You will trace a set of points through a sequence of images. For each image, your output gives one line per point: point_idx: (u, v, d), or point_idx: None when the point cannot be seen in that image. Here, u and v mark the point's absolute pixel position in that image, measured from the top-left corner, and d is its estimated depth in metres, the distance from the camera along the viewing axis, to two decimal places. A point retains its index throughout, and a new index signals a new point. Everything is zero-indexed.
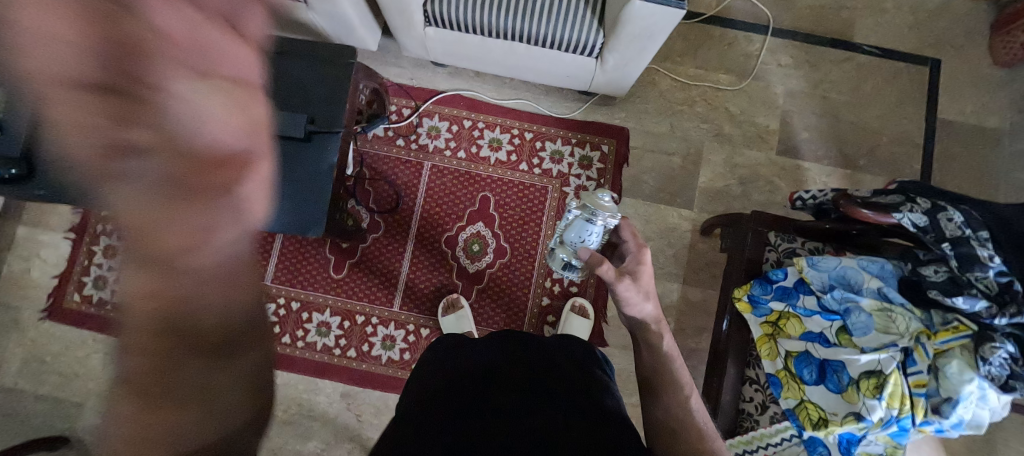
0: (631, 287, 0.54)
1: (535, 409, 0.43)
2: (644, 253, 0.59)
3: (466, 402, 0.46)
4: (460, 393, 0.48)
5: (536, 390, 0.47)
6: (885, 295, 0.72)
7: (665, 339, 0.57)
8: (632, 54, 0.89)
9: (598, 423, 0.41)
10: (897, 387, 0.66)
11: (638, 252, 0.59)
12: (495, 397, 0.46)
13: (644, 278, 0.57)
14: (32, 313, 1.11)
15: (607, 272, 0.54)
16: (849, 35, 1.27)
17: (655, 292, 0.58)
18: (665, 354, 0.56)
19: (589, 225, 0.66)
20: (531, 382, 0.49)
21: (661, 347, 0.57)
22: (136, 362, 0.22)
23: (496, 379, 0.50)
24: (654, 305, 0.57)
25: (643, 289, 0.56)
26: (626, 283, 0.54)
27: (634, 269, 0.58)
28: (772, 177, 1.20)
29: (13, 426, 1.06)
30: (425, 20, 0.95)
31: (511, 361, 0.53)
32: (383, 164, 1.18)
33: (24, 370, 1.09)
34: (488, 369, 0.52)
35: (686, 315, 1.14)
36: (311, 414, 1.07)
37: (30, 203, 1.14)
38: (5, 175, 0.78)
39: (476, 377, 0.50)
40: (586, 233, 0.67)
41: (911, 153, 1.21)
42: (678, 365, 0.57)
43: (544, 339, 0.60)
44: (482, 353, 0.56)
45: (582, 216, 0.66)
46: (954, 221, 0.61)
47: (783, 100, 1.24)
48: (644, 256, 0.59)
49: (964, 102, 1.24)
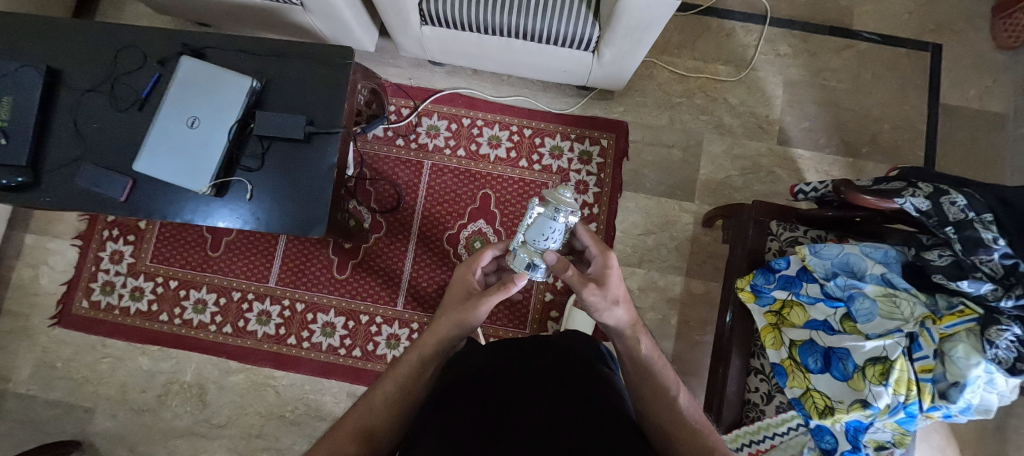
0: (596, 293, 0.51)
1: (538, 399, 0.45)
2: (610, 256, 0.55)
3: (471, 400, 0.46)
4: (466, 394, 0.49)
5: (539, 384, 0.48)
6: (889, 281, 0.71)
7: (643, 343, 0.55)
8: (628, 46, 0.89)
9: (597, 411, 0.42)
10: (903, 373, 0.65)
11: (603, 256, 0.55)
12: (500, 393, 0.48)
13: (611, 283, 0.53)
14: (42, 319, 1.12)
15: (572, 278, 0.52)
16: (848, 22, 1.26)
17: (627, 295, 0.54)
18: (646, 358, 0.54)
19: (553, 224, 0.50)
20: (535, 377, 0.50)
21: (639, 353, 0.54)
22: (368, 411, 0.48)
23: (498, 381, 0.51)
24: (626, 308, 0.53)
25: (611, 294, 0.52)
26: (592, 288, 0.51)
27: (602, 274, 0.54)
28: (774, 168, 1.19)
29: (25, 431, 1.08)
30: (420, 19, 0.95)
31: (511, 363, 0.55)
32: (383, 164, 1.19)
33: (35, 375, 1.10)
34: (494, 370, 0.53)
35: (690, 308, 1.14)
36: (318, 414, 1.08)
37: (37, 211, 1.15)
38: (12, 182, 0.78)
39: (482, 378, 0.52)
40: (548, 232, 0.51)
41: (914, 140, 1.20)
42: (661, 365, 0.55)
43: (551, 340, 0.61)
44: (489, 358, 0.57)
45: (545, 212, 0.50)
46: (957, 204, 0.60)
47: (782, 90, 1.23)
48: (612, 261, 0.55)
49: (966, 87, 1.22)
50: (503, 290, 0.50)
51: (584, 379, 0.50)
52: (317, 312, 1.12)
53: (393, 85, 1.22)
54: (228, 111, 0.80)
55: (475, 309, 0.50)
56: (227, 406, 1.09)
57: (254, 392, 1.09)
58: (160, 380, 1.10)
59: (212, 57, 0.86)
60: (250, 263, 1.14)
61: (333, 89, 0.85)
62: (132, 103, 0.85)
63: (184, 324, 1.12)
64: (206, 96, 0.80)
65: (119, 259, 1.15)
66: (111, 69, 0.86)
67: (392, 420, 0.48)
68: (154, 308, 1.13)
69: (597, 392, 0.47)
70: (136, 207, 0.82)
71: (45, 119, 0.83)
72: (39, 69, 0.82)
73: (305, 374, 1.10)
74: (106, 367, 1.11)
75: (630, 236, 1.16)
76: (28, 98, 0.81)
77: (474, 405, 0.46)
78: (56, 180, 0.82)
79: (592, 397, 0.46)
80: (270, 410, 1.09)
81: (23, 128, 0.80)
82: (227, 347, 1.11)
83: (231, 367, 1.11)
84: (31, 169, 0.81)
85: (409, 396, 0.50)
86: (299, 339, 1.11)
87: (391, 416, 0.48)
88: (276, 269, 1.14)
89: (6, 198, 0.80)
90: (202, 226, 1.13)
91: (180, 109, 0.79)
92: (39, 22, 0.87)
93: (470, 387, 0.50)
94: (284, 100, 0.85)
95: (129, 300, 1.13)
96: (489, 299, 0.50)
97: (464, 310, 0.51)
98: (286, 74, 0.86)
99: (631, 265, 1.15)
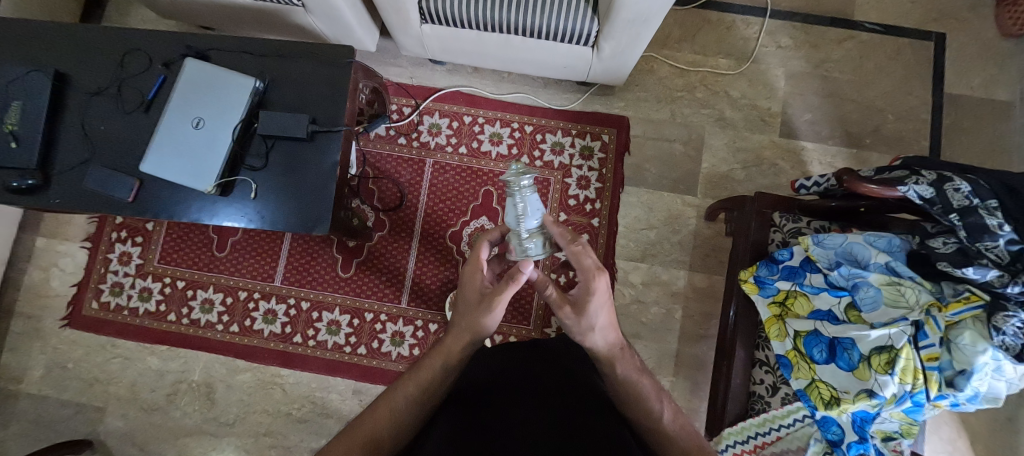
0: (570, 320, 0.45)
1: (534, 410, 0.48)
2: (597, 280, 0.45)
3: (474, 408, 0.49)
4: (468, 400, 0.51)
5: (539, 394, 0.51)
6: (893, 269, 0.71)
7: (623, 365, 0.49)
8: (627, 40, 0.89)
9: (588, 426, 0.45)
10: (909, 362, 0.64)
11: (587, 279, 0.45)
12: (497, 400, 0.50)
13: (592, 313, 0.45)
14: (54, 321, 1.14)
15: (551, 297, 0.47)
16: (849, 13, 1.26)
17: (611, 318, 0.47)
18: (626, 381, 0.49)
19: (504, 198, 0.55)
20: (531, 386, 0.53)
21: (616, 375, 0.49)
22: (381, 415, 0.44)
23: (496, 388, 0.53)
24: (610, 334, 0.48)
25: (587, 323, 0.45)
26: (567, 312, 0.46)
27: (583, 298, 0.45)
28: (776, 160, 1.19)
29: (38, 431, 1.10)
30: (420, 17, 0.95)
31: (512, 366, 0.57)
32: (386, 163, 1.19)
33: (47, 376, 1.12)
34: (501, 376, 0.55)
35: (694, 302, 1.13)
36: (324, 412, 1.09)
37: (47, 214, 1.17)
38: (22, 185, 0.80)
39: (489, 382, 0.55)
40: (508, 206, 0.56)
41: (918, 129, 1.19)
42: (643, 380, 0.50)
43: (548, 345, 0.63)
44: (487, 360, 0.59)
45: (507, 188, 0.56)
46: (961, 191, 0.59)
47: (783, 82, 1.23)
48: (598, 284, 0.45)
49: (971, 76, 1.21)
50: (512, 282, 0.45)
51: (575, 388, 0.53)
52: (322, 310, 1.13)
53: (394, 84, 1.22)
54: (232, 111, 0.81)
55: (492, 311, 0.46)
56: (235, 405, 1.10)
57: (262, 390, 1.11)
58: (169, 379, 1.12)
59: (216, 58, 0.87)
60: (256, 263, 1.15)
61: (334, 88, 0.86)
62: (139, 106, 0.86)
63: (191, 324, 1.14)
64: (210, 97, 0.81)
65: (127, 261, 1.16)
66: (117, 72, 0.87)
67: (405, 425, 0.45)
68: (163, 308, 1.15)
69: (589, 402, 0.50)
70: (144, 208, 0.83)
71: (54, 121, 0.85)
72: (47, 73, 0.83)
73: (312, 371, 1.10)
74: (116, 367, 1.12)
75: (632, 231, 1.16)
76: (38, 102, 0.82)
77: (475, 410, 0.49)
78: (66, 182, 0.83)
79: (580, 410, 0.49)
80: (277, 408, 1.10)
81: (32, 131, 0.81)
82: (234, 346, 1.12)
83: (239, 366, 1.12)
84: (41, 171, 0.82)
85: (423, 399, 0.47)
86: (304, 337, 1.12)
87: (402, 425, 0.45)
88: (281, 268, 1.15)
89: (19, 201, 0.82)
90: (208, 227, 1.15)
91: (186, 110, 0.80)
92: (46, 27, 0.89)
93: (474, 396, 0.52)
94: (285, 99, 0.86)
95: (138, 300, 1.15)
96: (501, 298, 0.46)
97: (478, 310, 0.48)
98: (289, 75, 0.87)
99: (634, 260, 1.15)
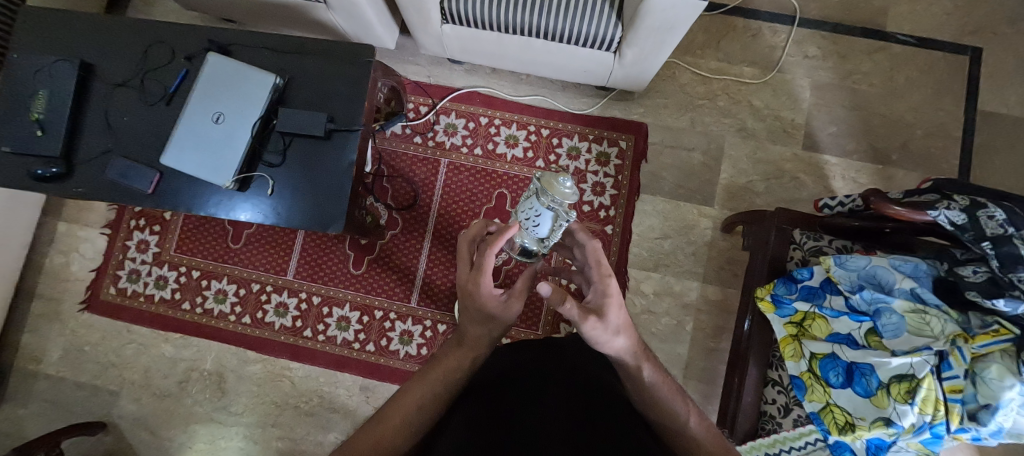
0: (597, 328, 0.41)
1: (542, 403, 0.47)
2: (610, 283, 0.44)
3: (482, 400, 0.50)
4: (475, 395, 0.51)
5: (546, 386, 0.51)
6: (919, 296, 0.68)
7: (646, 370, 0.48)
8: (650, 47, 0.87)
9: (599, 420, 0.45)
10: (931, 392, 0.62)
11: (602, 282, 0.44)
12: (507, 400, 0.49)
13: (612, 313, 0.42)
14: (72, 305, 1.17)
15: (572, 312, 0.40)
16: (881, 23, 1.22)
17: (628, 320, 0.45)
18: (650, 385, 0.49)
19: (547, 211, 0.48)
20: (543, 382, 0.52)
21: (642, 381, 0.49)
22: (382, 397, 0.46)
23: (508, 384, 0.53)
24: (626, 337, 0.45)
25: (613, 324, 0.42)
26: (593, 323, 0.40)
27: (599, 304, 0.43)
28: (798, 173, 1.16)
29: (55, 411, 1.13)
30: (441, 17, 0.94)
31: (518, 367, 0.57)
32: (401, 161, 1.19)
33: (65, 357, 1.15)
34: (501, 372, 0.55)
35: (706, 314, 1.12)
36: (332, 407, 1.10)
37: (68, 199, 1.20)
38: (46, 173, 0.81)
39: (495, 378, 0.55)
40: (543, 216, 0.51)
41: (948, 147, 1.15)
42: (666, 390, 0.49)
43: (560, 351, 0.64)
44: (496, 365, 0.58)
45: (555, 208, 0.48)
46: (996, 219, 0.57)
47: (808, 94, 1.19)
48: (612, 287, 0.44)
49: (1007, 93, 1.17)
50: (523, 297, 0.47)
51: (585, 384, 0.53)
52: (333, 306, 1.14)
53: (411, 82, 1.22)
54: (252, 108, 0.81)
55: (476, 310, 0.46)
56: (245, 395, 1.12)
57: (271, 382, 1.12)
58: (181, 367, 1.14)
59: (238, 53, 0.88)
60: (269, 256, 1.16)
61: (352, 88, 0.86)
62: (161, 98, 0.87)
63: (205, 313, 1.15)
64: (231, 92, 0.81)
65: (145, 248, 1.18)
66: (141, 64, 0.88)
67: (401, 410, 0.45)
68: (177, 296, 1.16)
69: (599, 396, 0.50)
70: (163, 200, 0.84)
71: (78, 109, 0.86)
72: (73, 62, 0.84)
73: (320, 366, 1.12)
74: (131, 352, 1.15)
75: (646, 240, 1.15)
76: (63, 92, 0.83)
77: (485, 405, 0.48)
78: (88, 172, 0.84)
79: (591, 402, 0.49)
80: (285, 400, 1.11)
81: (57, 121, 0.83)
82: (246, 338, 1.14)
83: (250, 357, 1.13)
84: (65, 160, 0.84)
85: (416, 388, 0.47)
86: (315, 331, 1.13)
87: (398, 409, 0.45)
88: (294, 263, 1.16)
89: (46, 191, 0.84)
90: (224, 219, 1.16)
91: (208, 104, 0.81)
92: (71, 17, 0.89)
93: (480, 390, 0.53)
94: (305, 98, 0.86)
95: (154, 288, 1.17)
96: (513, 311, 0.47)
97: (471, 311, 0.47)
98: (308, 73, 0.86)
99: (647, 268, 1.14)
